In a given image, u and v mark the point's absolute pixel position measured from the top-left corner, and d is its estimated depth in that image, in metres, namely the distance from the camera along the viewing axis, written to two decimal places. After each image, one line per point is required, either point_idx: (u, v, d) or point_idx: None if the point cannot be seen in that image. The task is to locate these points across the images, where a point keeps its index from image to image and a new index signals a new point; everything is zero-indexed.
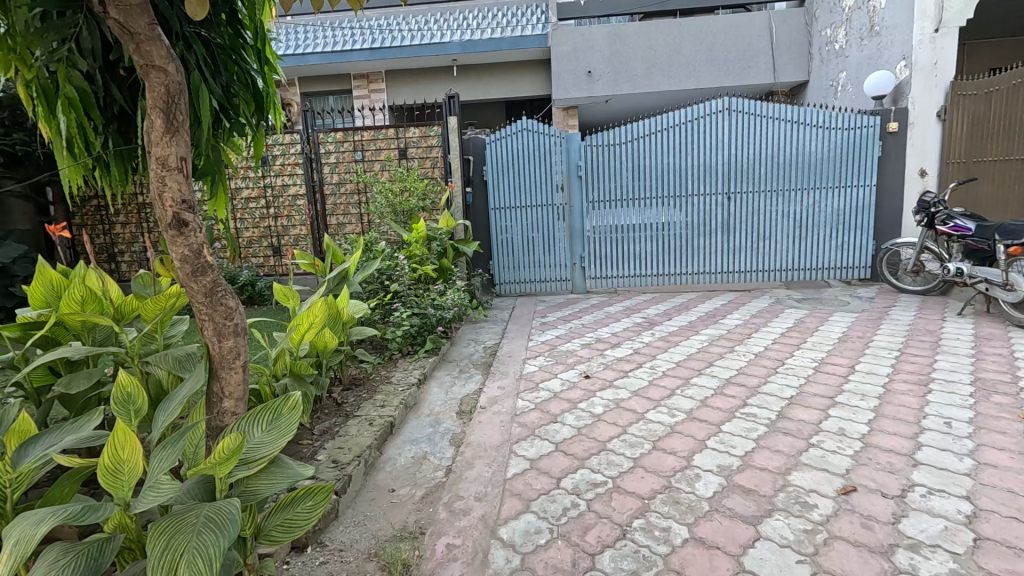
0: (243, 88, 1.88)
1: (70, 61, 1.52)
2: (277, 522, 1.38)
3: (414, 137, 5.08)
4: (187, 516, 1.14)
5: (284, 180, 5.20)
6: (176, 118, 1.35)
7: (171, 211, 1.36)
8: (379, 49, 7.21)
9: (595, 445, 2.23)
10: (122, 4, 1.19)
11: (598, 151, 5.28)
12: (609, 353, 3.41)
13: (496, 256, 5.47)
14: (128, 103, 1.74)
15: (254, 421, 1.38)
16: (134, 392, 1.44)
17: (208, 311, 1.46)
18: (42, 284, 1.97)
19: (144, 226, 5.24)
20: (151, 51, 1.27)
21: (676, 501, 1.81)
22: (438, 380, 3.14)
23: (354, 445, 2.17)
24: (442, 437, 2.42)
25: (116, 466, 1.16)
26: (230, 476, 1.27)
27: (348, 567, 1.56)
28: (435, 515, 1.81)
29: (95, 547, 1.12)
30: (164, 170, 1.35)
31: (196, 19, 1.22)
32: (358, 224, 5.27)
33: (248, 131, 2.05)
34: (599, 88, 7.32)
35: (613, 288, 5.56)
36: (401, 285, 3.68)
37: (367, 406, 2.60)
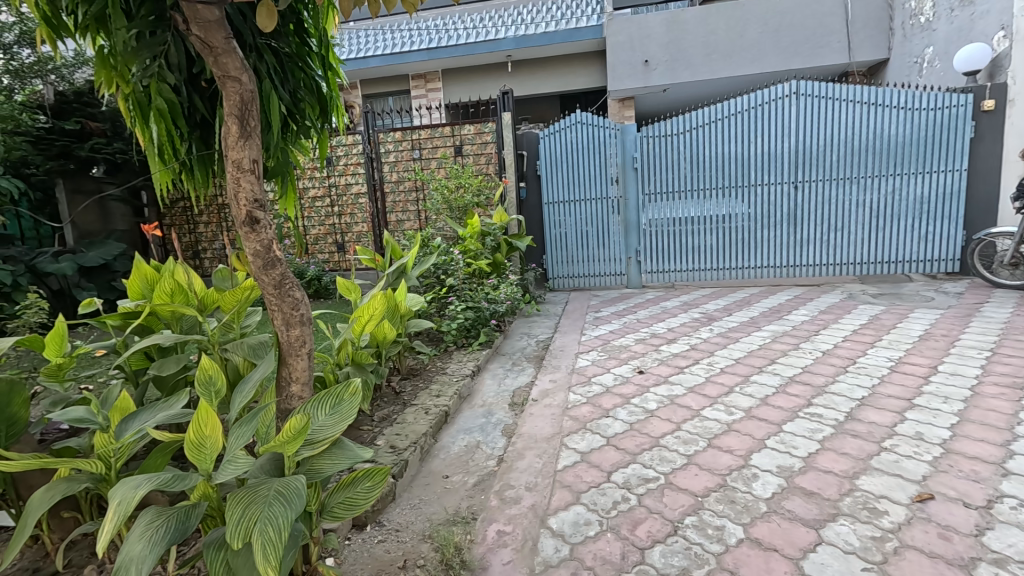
0: (309, 92, 2.00)
1: (161, 76, 1.67)
2: (339, 500, 1.47)
3: (469, 134, 5.17)
4: (260, 489, 1.24)
5: (347, 179, 5.46)
6: (249, 124, 1.46)
7: (245, 210, 1.47)
8: (435, 49, 7.35)
9: (648, 440, 2.20)
10: (202, 21, 1.30)
11: (654, 142, 5.16)
12: (664, 348, 3.34)
13: (550, 251, 5.48)
14: (208, 111, 1.90)
15: (318, 405, 1.47)
16: (214, 375, 1.58)
17: (277, 302, 1.57)
18: (138, 278, 2.21)
19: (224, 226, 5.67)
20: (227, 63, 1.38)
21: (732, 501, 1.76)
22: (491, 372, 3.21)
23: (411, 432, 2.27)
24: (494, 427, 2.47)
25: (199, 441, 1.28)
26: (297, 455, 1.38)
27: (404, 547, 1.64)
28: (487, 503, 1.87)
29: (183, 512, 1.25)
30: (239, 171, 1.46)
31: (266, 31, 1.30)
32: (416, 221, 5.43)
33: (314, 132, 2.17)
34: (656, 77, 7.13)
35: (670, 282, 5.42)
36: (456, 279, 3.77)
37: (423, 395, 2.71)
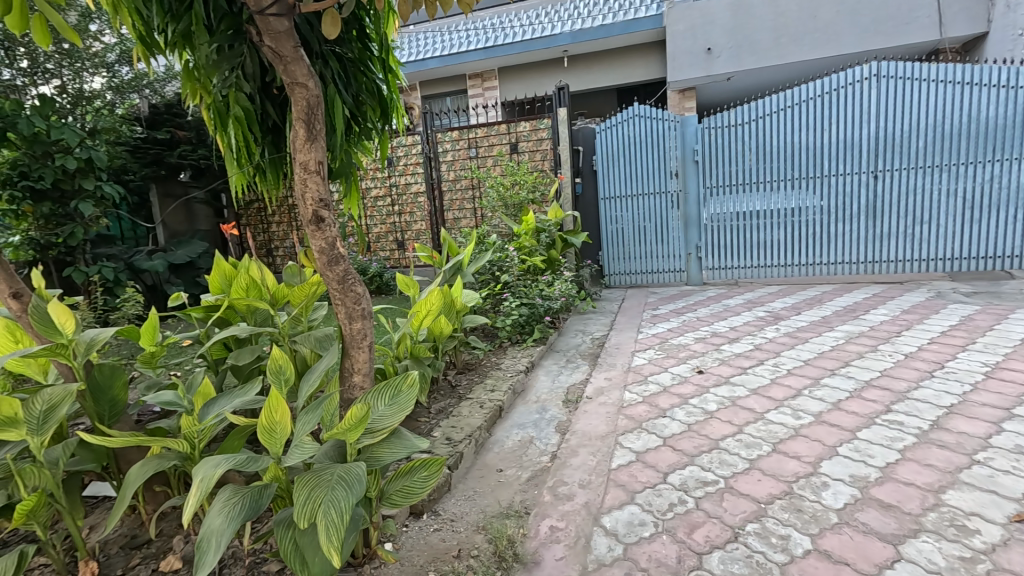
0: (370, 95, 2.09)
1: (238, 86, 1.80)
2: (397, 488, 1.53)
3: (525, 131, 5.17)
4: (325, 474, 1.31)
5: (407, 179, 5.64)
6: (316, 128, 1.54)
7: (311, 209, 1.55)
8: (491, 48, 7.40)
9: (707, 442, 2.13)
10: (273, 33, 1.39)
11: (716, 133, 4.95)
12: (726, 348, 3.20)
13: (606, 248, 5.40)
14: (279, 117, 2.02)
15: (378, 395, 1.53)
16: (284, 365, 1.68)
17: (341, 296, 1.65)
18: (219, 275, 2.40)
19: (294, 225, 6.02)
20: (296, 71, 1.45)
21: (798, 509, 1.67)
22: (545, 368, 3.21)
23: (466, 425, 2.31)
24: (548, 423, 2.48)
25: (270, 426, 1.37)
26: (358, 443, 1.45)
27: (458, 536, 1.67)
28: (540, 498, 1.87)
29: (256, 491, 1.34)
30: (306, 173, 1.54)
31: (331, 38, 1.38)
32: (472, 218, 5.52)
33: (375, 134, 2.26)
34: (719, 66, 6.84)
35: (734, 279, 5.20)
36: (511, 276, 3.80)
37: (478, 390, 2.76)
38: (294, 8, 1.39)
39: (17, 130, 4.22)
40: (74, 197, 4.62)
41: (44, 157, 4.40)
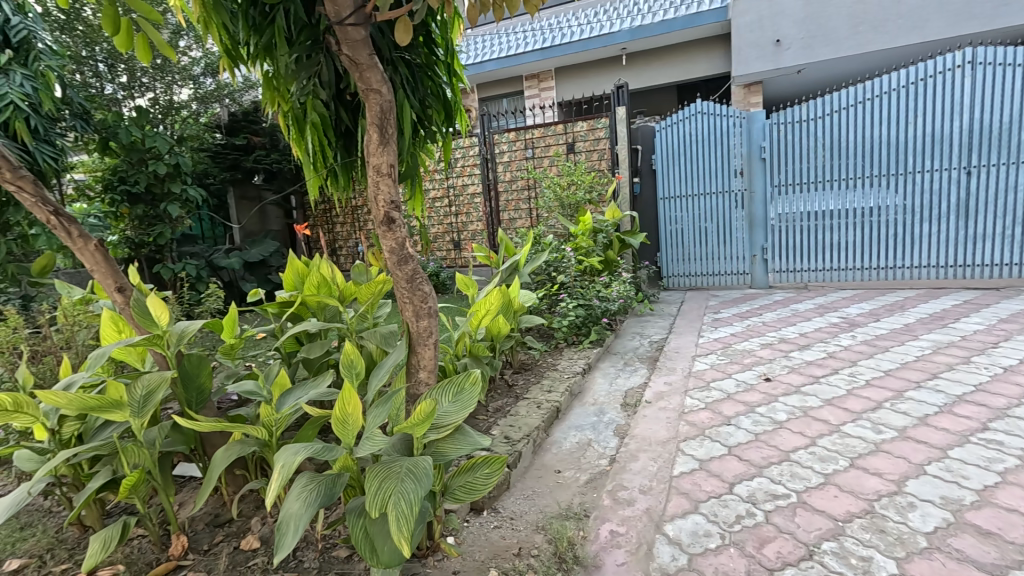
0: (436, 99, 2.15)
1: (314, 93, 1.90)
2: (461, 484, 1.56)
3: (582, 131, 5.13)
4: (394, 466, 1.36)
5: (464, 180, 5.75)
6: (388, 132, 1.58)
7: (383, 211, 1.60)
8: (549, 48, 7.38)
9: (776, 454, 2.03)
10: (351, 41, 1.44)
11: (785, 129, 4.72)
12: (795, 355, 3.04)
13: (665, 248, 5.28)
14: (351, 122, 2.11)
15: (443, 392, 1.57)
16: (355, 359, 1.75)
17: (409, 295, 1.69)
18: (292, 273, 2.54)
19: (357, 226, 6.28)
20: (370, 77, 1.50)
21: (881, 530, 1.56)
22: (602, 371, 3.17)
23: (524, 424, 2.33)
24: (606, 426, 2.45)
25: (343, 418, 1.44)
26: (424, 438, 1.49)
27: (518, 535, 1.68)
28: (600, 501, 1.85)
29: (330, 480, 1.40)
30: (379, 175, 1.59)
31: (403, 44, 1.41)
32: (528, 219, 5.53)
33: (439, 136, 2.31)
34: (790, 58, 6.51)
35: (802, 282, 4.92)
36: (568, 277, 3.79)
37: (535, 390, 2.76)
38: (370, 17, 1.44)
39: (118, 139, 4.67)
40: (162, 200, 5.02)
41: (139, 163, 4.83)
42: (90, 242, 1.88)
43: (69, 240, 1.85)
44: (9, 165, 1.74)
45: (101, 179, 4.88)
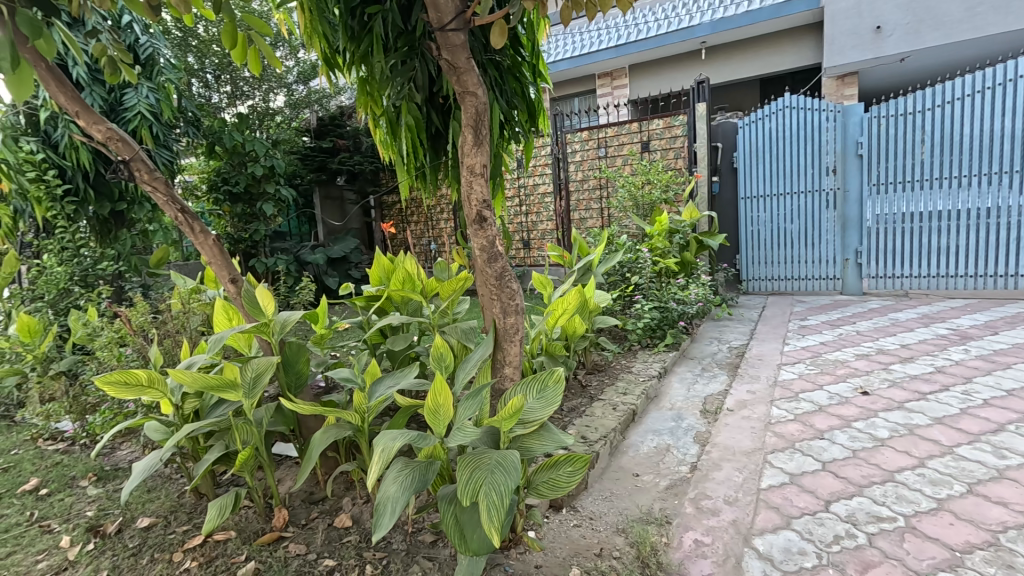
0: (521, 99, 2.18)
1: (409, 97, 1.99)
2: (544, 480, 1.57)
3: (658, 128, 5.00)
4: (483, 458, 1.40)
5: (535, 179, 5.78)
6: (482, 134, 1.62)
7: (475, 210, 1.65)
8: (623, 46, 7.25)
9: (879, 473, 1.88)
10: (451, 46, 1.49)
11: (887, 123, 4.35)
12: (897, 368, 2.81)
13: (745, 250, 5.05)
14: (441, 124, 2.20)
15: (528, 388, 1.60)
16: (444, 352, 1.82)
17: (497, 292, 1.73)
18: (379, 269, 2.68)
19: (430, 225, 6.50)
20: (467, 80, 1.54)
21: (1010, 565, 1.40)
22: (679, 375, 3.08)
23: (601, 426, 2.31)
24: (686, 432, 2.38)
25: (435, 408, 1.50)
26: (511, 432, 1.52)
27: (599, 536, 1.67)
28: (682, 509, 1.80)
29: (422, 467, 1.46)
30: (472, 176, 1.63)
31: (498, 47, 1.44)
32: (599, 218, 5.47)
33: (521, 138, 2.35)
34: (891, 45, 6.01)
35: (902, 289, 4.53)
36: (642, 277, 3.71)
37: (610, 391, 2.73)
38: (469, 21, 1.49)
39: (222, 144, 5.12)
40: (258, 199, 5.48)
41: (240, 166, 5.28)
42: (209, 237, 2.08)
43: (192, 235, 2.05)
44: (147, 168, 1.95)
45: (207, 180, 5.36)
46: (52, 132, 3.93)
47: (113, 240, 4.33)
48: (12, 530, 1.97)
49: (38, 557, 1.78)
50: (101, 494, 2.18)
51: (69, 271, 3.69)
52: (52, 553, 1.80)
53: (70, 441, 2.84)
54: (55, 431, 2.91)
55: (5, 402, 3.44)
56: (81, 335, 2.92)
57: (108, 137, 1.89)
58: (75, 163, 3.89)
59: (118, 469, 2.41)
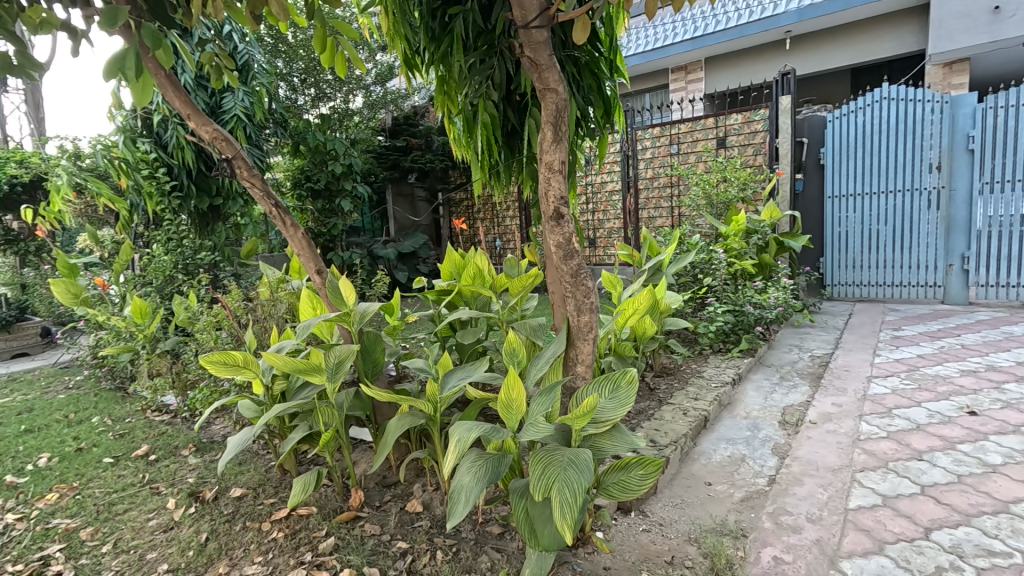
0: (597, 95, 2.15)
1: (487, 95, 2.02)
2: (615, 481, 1.55)
3: (736, 124, 4.77)
4: (556, 454, 1.40)
5: (603, 177, 5.68)
6: (561, 130, 1.61)
7: (553, 207, 1.63)
8: (699, 38, 6.97)
9: (990, 503, 1.70)
10: (533, 43, 1.49)
11: (1004, 114, 3.89)
12: (1012, 388, 2.51)
13: (830, 253, 4.74)
14: (517, 121, 2.21)
15: (600, 388, 1.58)
16: (517, 348, 1.83)
17: (572, 289, 1.71)
18: (451, 264, 2.75)
19: (496, 222, 6.58)
20: (548, 77, 1.54)
21: None
22: (755, 383, 2.93)
23: (671, 430, 2.24)
24: (762, 443, 2.26)
25: (508, 402, 1.52)
26: (583, 431, 1.51)
27: (669, 543, 1.63)
28: (759, 522, 1.72)
29: (496, 459, 1.48)
30: (550, 172, 1.63)
31: (580, 43, 1.42)
32: (669, 217, 5.30)
33: (596, 135, 2.31)
34: (1012, 27, 5.37)
35: (1016, 300, 4.06)
36: (716, 279, 3.56)
37: (680, 396, 2.65)
38: (552, 18, 1.49)
39: (306, 144, 5.45)
40: (337, 196, 5.77)
41: (321, 164, 5.60)
42: (298, 230, 2.22)
43: (283, 227, 2.19)
44: (247, 166, 2.11)
45: (292, 177, 5.72)
46: (162, 133, 4.35)
47: (210, 233, 4.71)
48: (128, 489, 2.22)
49: (150, 515, 1.99)
50: (201, 463, 2.40)
51: (174, 260, 4.07)
52: (161, 512, 2.00)
53: (173, 413, 3.14)
54: (161, 404, 3.24)
55: (120, 376, 3.86)
56: (183, 318, 3.22)
57: (214, 137, 2.07)
58: (181, 162, 4.28)
59: (214, 442, 2.64)
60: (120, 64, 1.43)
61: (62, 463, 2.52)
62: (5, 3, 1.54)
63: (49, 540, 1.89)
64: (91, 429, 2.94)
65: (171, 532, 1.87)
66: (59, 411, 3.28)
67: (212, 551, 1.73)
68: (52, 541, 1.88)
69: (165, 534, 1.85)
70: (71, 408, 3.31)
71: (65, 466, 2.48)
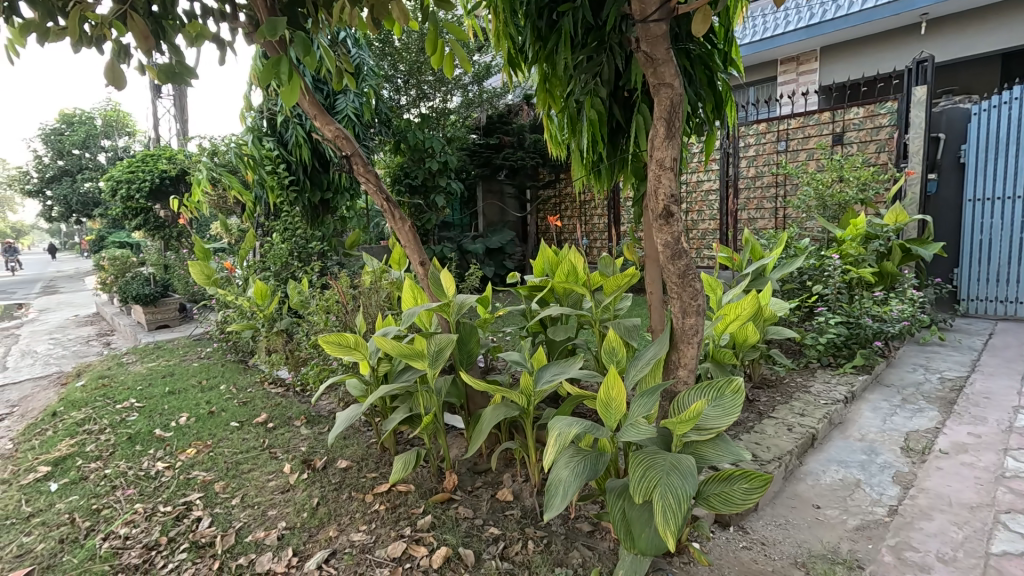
0: (709, 90, 2.05)
1: (595, 91, 2.00)
2: (716, 492, 1.47)
3: (857, 118, 4.37)
4: (657, 457, 1.37)
5: (700, 176, 5.45)
6: (675, 126, 1.56)
7: (662, 204, 1.58)
8: (815, 26, 6.39)
9: None
10: (651, 37, 1.46)
11: None
12: None
13: (967, 264, 4.18)
14: (623, 118, 2.17)
15: (702, 394, 1.53)
16: (616, 347, 1.83)
17: (678, 290, 1.66)
18: (544, 261, 2.78)
19: (583, 220, 6.53)
20: (664, 72, 1.50)
21: None
22: (871, 403, 2.67)
23: (774, 446, 2.11)
24: (881, 469, 2.06)
25: (607, 401, 1.51)
26: (684, 437, 1.47)
27: (773, 563, 1.54)
28: (877, 555, 1.56)
29: (593, 457, 1.48)
30: (660, 169, 1.58)
31: (699, 35, 1.36)
32: (772, 220, 4.97)
33: (703, 131, 2.21)
34: None
35: None
36: (829, 287, 3.28)
37: (784, 410, 2.48)
38: (672, 11, 1.45)
39: (407, 142, 5.75)
40: (431, 191, 6.03)
41: (419, 162, 5.89)
42: (405, 223, 2.34)
43: (392, 220, 2.33)
44: (363, 162, 2.27)
45: (391, 173, 6.05)
46: (284, 133, 4.75)
47: (320, 224, 5.11)
48: (252, 451, 2.48)
49: (269, 476, 2.22)
50: (311, 435, 2.62)
51: (290, 247, 4.44)
52: (279, 475, 2.22)
53: (286, 387, 3.46)
54: (276, 377, 3.58)
55: (242, 350, 4.32)
56: (297, 301, 3.53)
57: (336, 135, 2.24)
58: (299, 159, 4.68)
59: (322, 416, 2.88)
60: (273, 71, 1.61)
61: (198, 423, 2.87)
62: (171, 20, 1.79)
63: (191, 488, 2.17)
64: (220, 395, 3.32)
65: (288, 493, 2.06)
66: (194, 377, 3.74)
67: (323, 515, 1.89)
68: (193, 489, 2.16)
69: (283, 495, 2.05)
70: (204, 376, 3.76)
71: (200, 426, 2.82)
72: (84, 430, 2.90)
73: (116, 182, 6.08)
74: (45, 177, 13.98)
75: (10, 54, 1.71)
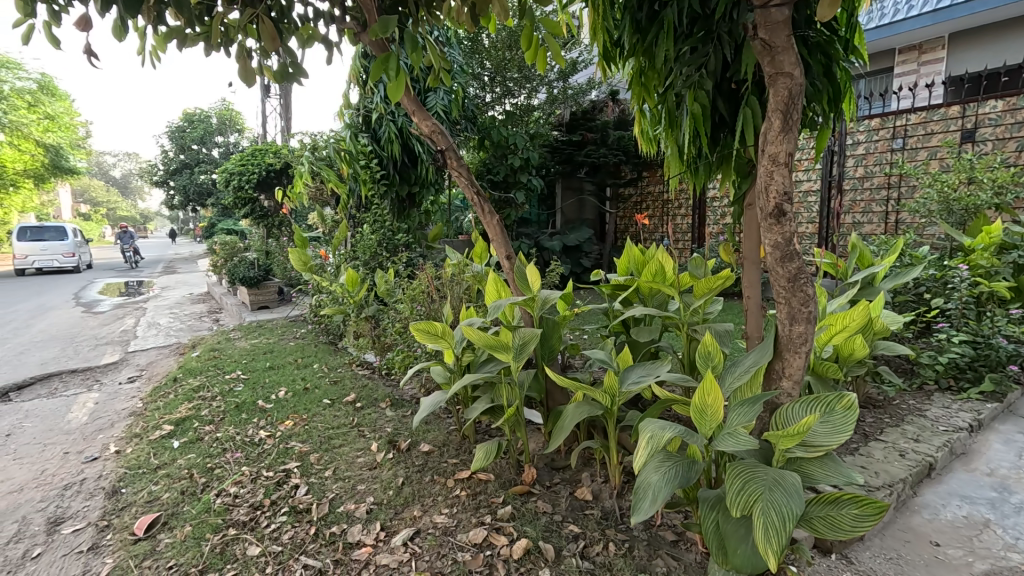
0: (827, 81, 1.89)
1: (698, 84, 1.91)
2: (821, 515, 1.36)
3: (993, 112, 3.90)
4: (757, 471, 1.29)
5: (798, 176, 5.09)
6: (792, 119, 1.44)
7: (774, 202, 1.48)
8: (944, 10, 5.72)
9: None
10: (771, 23, 1.37)
11: None
12: None
13: None
14: (727, 112, 2.06)
15: (808, 408, 1.42)
16: (712, 352, 1.75)
17: (787, 294, 1.55)
18: (629, 261, 2.71)
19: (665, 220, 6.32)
20: (783, 60, 1.40)
21: None
22: (1002, 435, 2.35)
23: (884, 472, 1.92)
24: (1015, 510, 1.81)
25: (702, 407, 1.44)
26: (788, 452, 1.37)
27: None
28: None
29: (686, 464, 1.42)
30: (773, 165, 1.47)
31: (824, 20, 1.24)
32: (881, 225, 4.54)
33: (816, 125, 2.04)
34: None
35: None
36: (952, 301, 2.93)
37: (895, 433, 2.25)
38: None
39: (491, 138, 5.85)
40: (512, 188, 6.09)
41: (501, 158, 5.98)
42: (494, 217, 2.36)
43: (481, 213, 2.36)
44: (456, 157, 2.33)
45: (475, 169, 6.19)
46: (377, 129, 4.99)
47: (407, 217, 5.34)
48: (342, 428, 2.64)
49: (358, 453, 2.34)
50: (396, 417, 2.74)
51: (378, 238, 4.67)
52: (367, 452, 2.34)
53: (373, 369, 3.66)
54: (364, 361, 3.80)
55: (332, 333, 4.62)
56: (385, 289, 3.71)
57: (432, 130, 2.31)
58: (390, 155, 4.90)
59: (405, 400, 3.00)
60: (382, 66, 1.69)
61: (294, 397, 3.10)
62: (287, 24, 1.93)
63: (289, 457, 2.34)
64: (314, 373, 3.58)
65: (375, 471, 2.17)
66: (291, 355, 4.05)
67: (407, 495, 1.97)
68: (291, 458, 2.34)
69: (371, 472, 2.17)
70: (299, 354, 4.06)
71: (297, 401, 3.05)
72: (200, 396, 3.23)
73: (229, 174, 6.70)
74: (170, 169, 15.71)
75: (153, 58, 1.92)
